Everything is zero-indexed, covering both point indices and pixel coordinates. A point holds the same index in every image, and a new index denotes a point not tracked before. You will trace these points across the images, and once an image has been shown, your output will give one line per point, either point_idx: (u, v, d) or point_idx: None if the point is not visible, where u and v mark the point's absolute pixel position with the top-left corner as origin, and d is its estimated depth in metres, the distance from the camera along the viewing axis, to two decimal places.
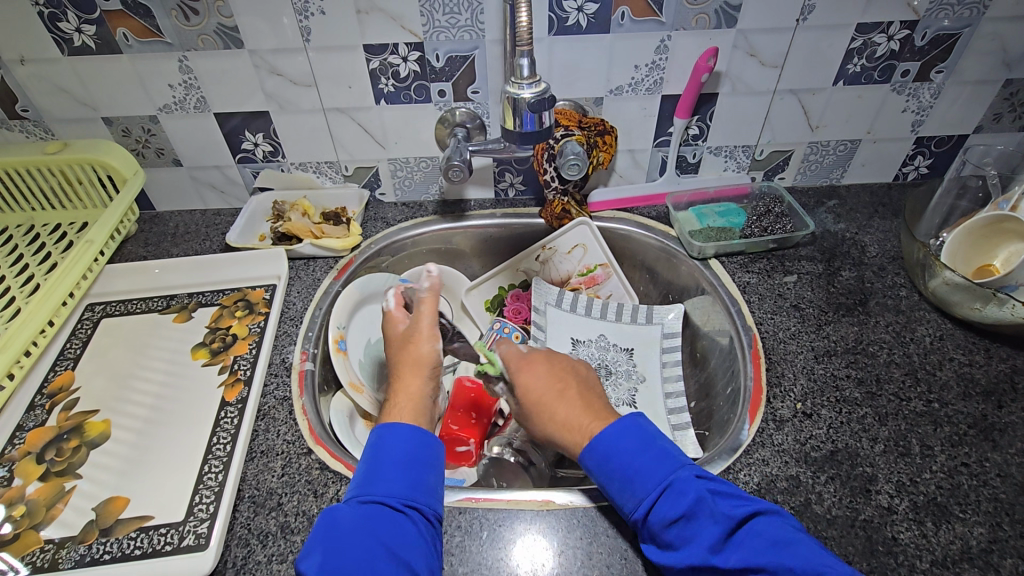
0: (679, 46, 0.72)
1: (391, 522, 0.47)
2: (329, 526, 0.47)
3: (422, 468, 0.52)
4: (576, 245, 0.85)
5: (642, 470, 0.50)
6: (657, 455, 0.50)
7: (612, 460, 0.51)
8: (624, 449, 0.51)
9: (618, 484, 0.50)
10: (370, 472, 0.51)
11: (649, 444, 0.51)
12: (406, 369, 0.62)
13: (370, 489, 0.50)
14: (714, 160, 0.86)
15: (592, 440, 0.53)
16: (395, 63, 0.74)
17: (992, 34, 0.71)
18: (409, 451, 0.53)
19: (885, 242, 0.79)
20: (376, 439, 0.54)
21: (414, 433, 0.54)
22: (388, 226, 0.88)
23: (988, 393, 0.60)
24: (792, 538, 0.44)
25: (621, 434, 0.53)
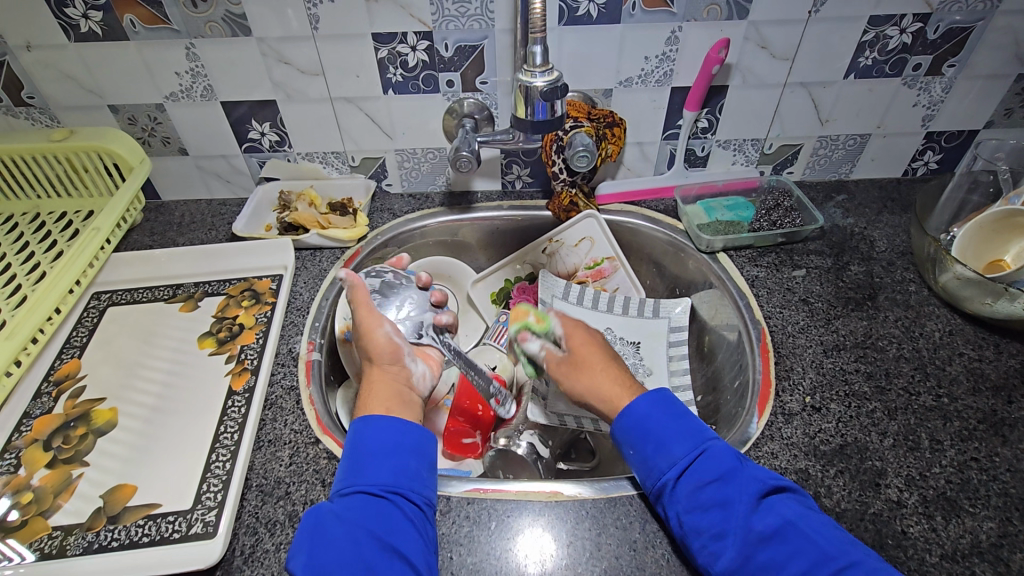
0: (690, 37, 0.71)
1: (375, 512, 0.48)
2: (316, 518, 0.48)
3: (403, 452, 0.53)
4: (582, 237, 0.85)
5: (662, 447, 0.51)
6: (677, 433, 0.52)
7: (637, 435, 0.53)
8: (648, 424, 0.53)
9: (640, 460, 0.52)
10: (352, 463, 0.52)
11: (671, 420, 0.53)
12: (367, 362, 0.62)
13: (352, 480, 0.50)
14: (722, 153, 0.86)
15: (622, 413, 0.55)
16: (403, 52, 0.73)
17: (1005, 28, 0.70)
18: (389, 437, 0.53)
19: (894, 236, 0.79)
20: (355, 429, 0.54)
21: (391, 418, 0.54)
22: (395, 218, 0.88)
23: (997, 388, 0.60)
24: (806, 517, 0.46)
25: (642, 407, 0.54)
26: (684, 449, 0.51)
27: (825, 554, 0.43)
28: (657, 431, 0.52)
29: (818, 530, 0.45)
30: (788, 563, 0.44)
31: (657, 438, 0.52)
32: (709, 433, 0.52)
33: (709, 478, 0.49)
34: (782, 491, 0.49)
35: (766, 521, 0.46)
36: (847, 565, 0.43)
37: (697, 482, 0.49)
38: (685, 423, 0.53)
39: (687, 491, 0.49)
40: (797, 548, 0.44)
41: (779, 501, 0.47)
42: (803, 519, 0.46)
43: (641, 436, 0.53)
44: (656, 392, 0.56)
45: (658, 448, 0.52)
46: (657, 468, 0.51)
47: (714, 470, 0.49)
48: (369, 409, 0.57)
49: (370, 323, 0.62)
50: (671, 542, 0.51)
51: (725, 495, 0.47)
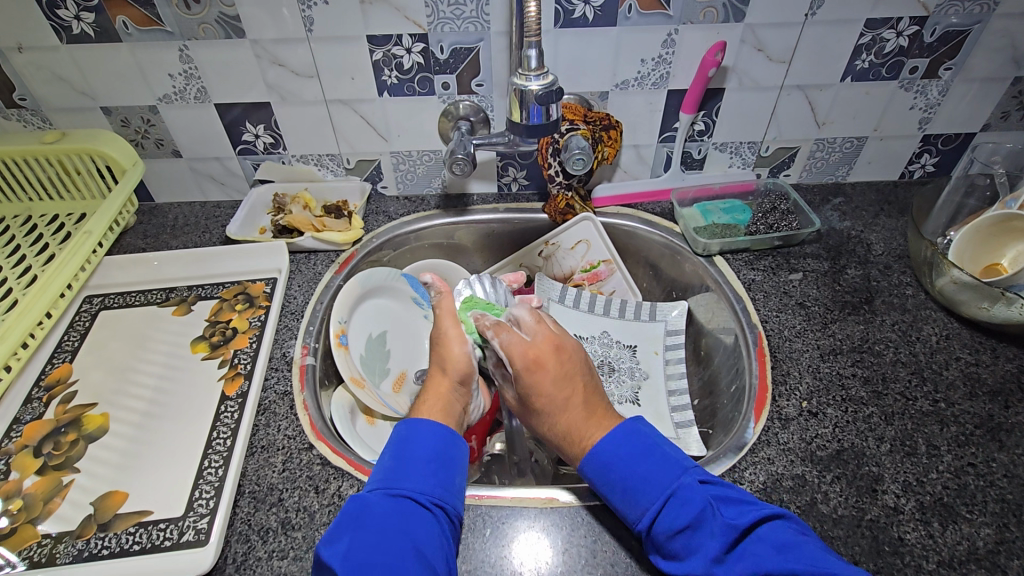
0: (687, 40, 0.71)
1: (416, 521, 0.46)
2: (357, 514, 0.46)
3: (451, 468, 0.52)
4: (579, 241, 0.85)
5: (628, 497, 0.49)
6: (644, 478, 0.49)
7: (603, 479, 0.51)
8: (611, 472, 0.50)
9: (615, 506, 0.51)
10: (398, 465, 0.50)
11: (632, 464, 0.50)
12: (433, 375, 0.60)
13: (398, 483, 0.49)
14: (719, 156, 0.85)
15: (587, 454, 0.52)
16: (398, 55, 0.73)
17: (1002, 31, 0.70)
18: (439, 449, 0.52)
19: (891, 240, 0.79)
20: (403, 431, 0.53)
21: (442, 430, 0.53)
22: (390, 220, 0.87)
23: (994, 393, 0.60)
24: (785, 546, 0.43)
25: (608, 447, 0.52)
26: (652, 497, 0.48)
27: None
28: (622, 476, 0.50)
29: (797, 561, 0.42)
30: None
31: (621, 487, 0.50)
32: (677, 471, 0.49)
33: (679, 526, 0.46)
34: (762, 518, 0.46)
35: (740, 568, 0.43)
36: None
37: (667, 535, 0.47)
38: (654, 460, 0.50)
39: (662, 539, 0.47)
40: None
41: (756, 541, 0.44)
42: (780, 556, 0.43)
43: (607, 483, 0.51)
44: (628, 425, 0.53)
45: (624, 496, 0.49)
46: (629, 518, 0.49)
47: (684, 516, 0.46)
48: (422, 413, 0.56)
49: (453, 336, 0.59)
50: None
51: (698, 543, 0.45)
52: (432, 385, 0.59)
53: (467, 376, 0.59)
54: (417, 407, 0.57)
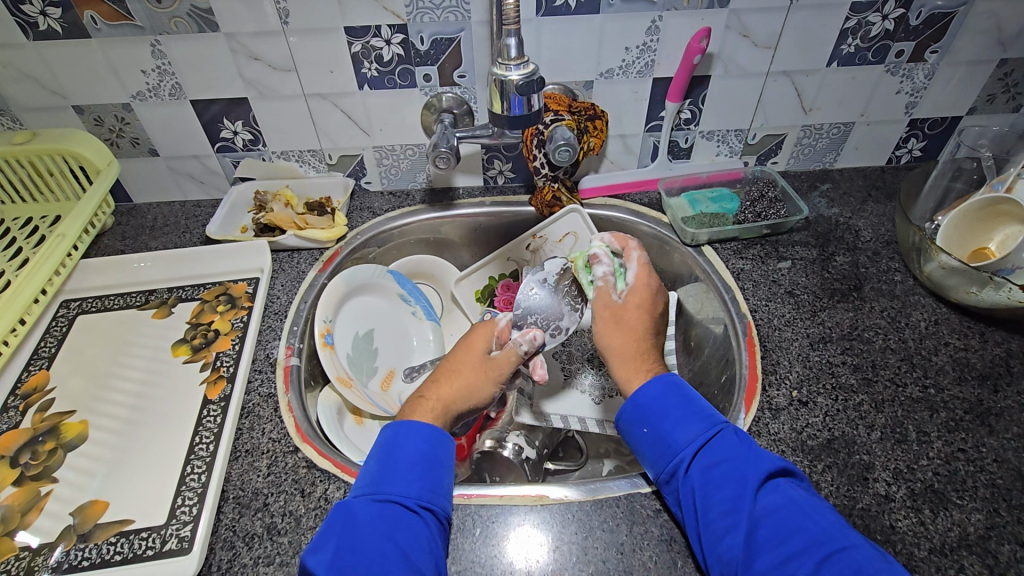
0: (671, 26, 0.70)
1: (403, 524, 0.46)
2: (343, 521, 0.45)
3: (440, 468, 0.51)
4: (567, 233, 0.83)
5: (679, 424, 0.51)
6: (691, 413, 0.51)
7: (650, 413, 0.52)
8: (664, 402, 0.52)
9: (654, 437, 0.52)
10: (384, 469, 0.49)
11: (684, 402, 0.52)
12: (441, 380, 0.59)
13: (384, 488, 0.48)
14: (706, 145, 0.85)
15: (632, 396, 0.54)
16: (377, 46, 0.71)
17: (987, 13, 0.70)
18: (426, 449, 0.51)
19: (878, 226, 0.78)
20: (389, 435, 0.52)
21: (429, 430, 0.53)
22: (374, 216, 0.86)
23: (984, 377, 0.60)
24: (808, 499, 0.45)
25: (651, 391, 0.53)
26: (701, 427, 0.50)
27: (827, 535, 0.42)
28: (672, 410, 0.52)
29: (822, 512, 0.44)
30: (790, 543, 0.42)
31: (674, 416, 0.52)
32: (720, 416, 0.52)
33: (725, 457, 0.48)
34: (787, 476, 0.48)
35: (770, 502, 0.45)
36: (846, 547, 0.41)
37: (710, 461, 0.48)
38: (698, 405, 0.52)
39: (700, 470, 0.48)
40: (804, 529, 0.43)
41: (786, 484, 0.47)
42: (804, 503, 0.45)
43: (658, 414, 0.52)
44: (672, 375, 0.55)
45: (676, 424, 0.51)
46: (674, 444, 0.50)
47: (727, 451, 0.48)
48: (415, 416, 0.56)
49: (466, 377, 0.59)
50: (659, 544, 0.50)
51: (738, 473, 0.47)
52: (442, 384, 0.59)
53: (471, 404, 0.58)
54: (412, 407, 0.57)
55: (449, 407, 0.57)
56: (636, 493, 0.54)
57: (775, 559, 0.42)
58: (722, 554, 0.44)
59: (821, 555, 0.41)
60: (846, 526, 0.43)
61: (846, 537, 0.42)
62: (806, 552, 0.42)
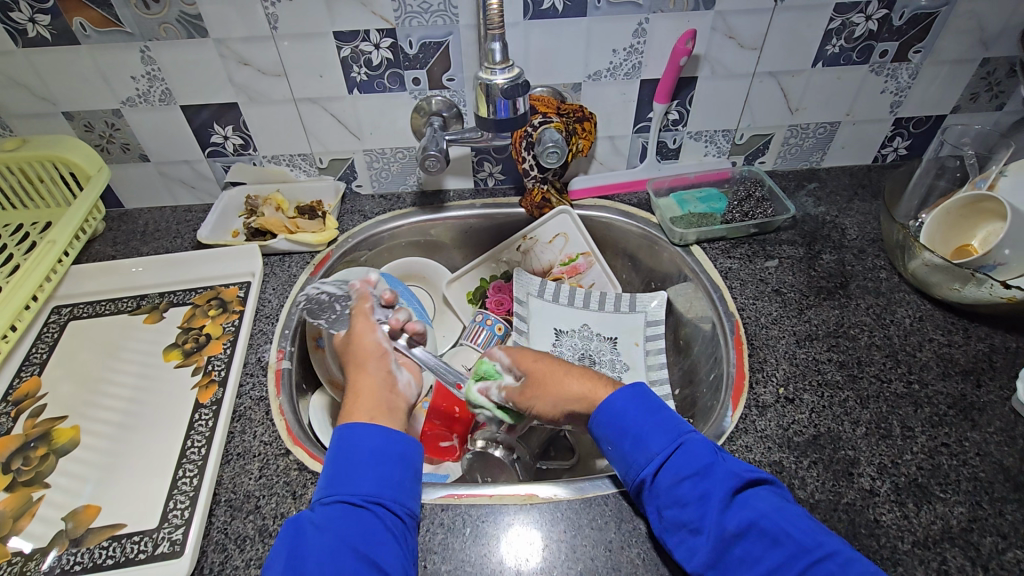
0: (657, 29, 0.71)
1: (351, 523, 0.47)
2: (295, 531, 0.47)
3: (389, 462, 0.50)
4: (556, 234, 0.86)
5: (641, 440, 0.51)
6: (653, 428, 0.51)
7: (613, 431, 0.52)
8: (623, 420, 0.52)
9: (621, 454, 0.51)
10: (335, 472, 0.50)
11: (646, 416, 0.52)
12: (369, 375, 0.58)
13: (334, 489, 0.49)
14: (694, 145, 0.85)
15: (596, 411, 0.54)
16: (366, 51, 0.72)
17: (969, 13, 0.71)
18: (377, 446, 0.51)
19: (865, 224, 0.79)
20: (337, 438, 0.52)
21: (384, 428, 0.52)
22: (366, 219, 0.86)
23: (967, 372, 0.61)
24: (781, 509, 0.45)
25: (610, 409, 0.53)
26: (662, 443, 0.50)
27: (802, 547, 0.43)
28: (635, 425, 0.51)
29: (791, 523, 0.44)
30: (761, 559, 0.43)
31: (633, 433, 0.51)
32: (686, 426, 0.51)
33: (686, 472, 0.48)
34: (759, 482, 0.48)
35: (739, 518, 0.45)
36: (823, 557, 0.42)
37: (674, 478, 0.48)
38: (661, 417, 0.52)
39: (665, 488, 0.48)
40: (773, 543, 0.44)
41: (756, 493, 0.47)
42: (775, 515, 0.45)
43: (619, 432, 0.52)
44: (630, 389, 0.54)
45: (636, 443, 0.51)
46: (636, 463, 0.50)
47: (691, 464, 0.48)
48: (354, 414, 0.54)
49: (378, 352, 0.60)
50: (647, 541, 0.51)
51: (703, 490, 0.47)
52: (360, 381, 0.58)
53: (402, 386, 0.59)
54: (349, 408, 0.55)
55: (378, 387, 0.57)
56: (626, 492, 0.54)
57: None
58: (695, 568, 0.46)
59: (798, 569, 0.42)
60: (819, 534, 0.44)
61: (823, 546, 0.43)
62: (778, 571, 0.42)
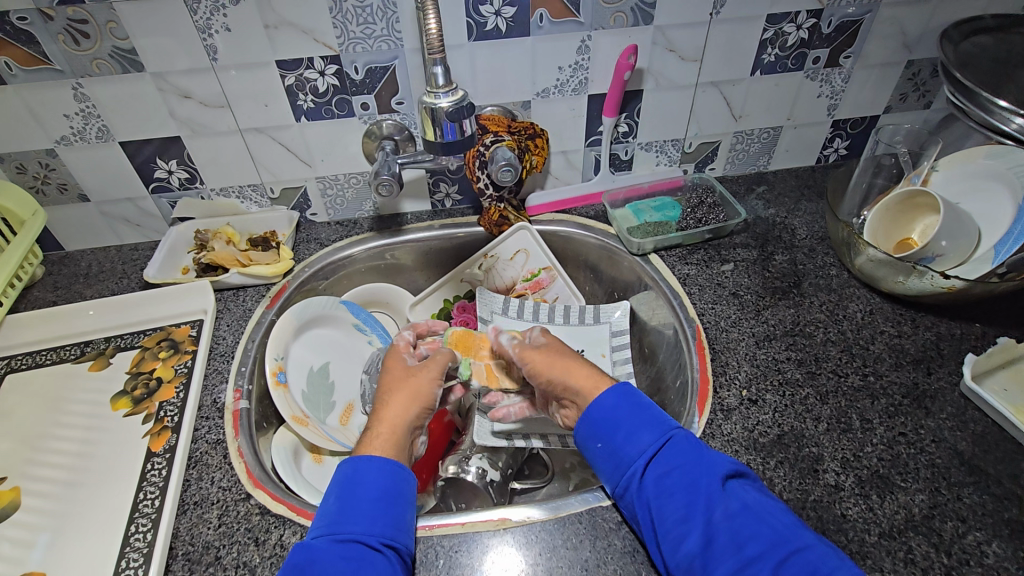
0: (600, 45, 0.73)
1: (367, 562, 0.45)
2: (306, 563, 0.44)
3: (395, 501, 0.50)
4: (517, 250, 0.86)
5: (631, 434, 0.52)
6: (644, 422, 0.52)
7: (602, 428, 0.54)
8: (615, 416, 0.53)
9: (611, 450, 0.52)
10: (344, 507, 0.49)
11: (636, 412, 0.53)
12: (398, 405, 0.57)
13: (344, 526, 0.47)
14: (645, 155, 0.87)
15: (589, 407, 0.55)
16: (312, 78, 0.71)
17: (890, 19, 0.75)
18: (387, 485, 0.51)
19: (812, 223, 0.82)
20: (348, 470, 0.51)
21: (389, 466, 0.52)
22: (322, 247, 0.85)
23: (918, 361, 0.63)
24: (762, 501, 0.46)
25: (604, 404, 0.54)
26: (652, 436, 0.51)
27: (782, 537, 0.43)
28: (625, 420, 0.53)
29: (772, 513, 0.45)
30: (746, 545, 0.43)
31: (624, 428, 0.53)
32: (673, 423, 0.53)
33: (675, 464, 0.49)
34: (741, 477, 0.49)
35: (726, 505, 0.46)
36: (803, 547, 0.42)
37: (662, 469, 0.49)
38: (650, 413, 0.53)
39: (653, 479, 0.49)
40: (758, 529, 0.44)
41: (740, 486, 0.48)
42: (758, 505, 0.45)
43: (609, 428, 0.53)
44: (621, 387, 0.56)
45: (628, 436, 0.52)
46: (626, 457, 0.51)
47: (679, 456, 0.50)
48: (371, 443, 0.54)
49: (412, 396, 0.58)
50: (622, 556, 0.51)
51: (690, 479, 0.48)
52: (392, 404, 0.58)
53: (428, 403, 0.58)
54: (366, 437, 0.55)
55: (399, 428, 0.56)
56: (599, 508, 0.54)
57: (731, 565, 0.43)
58: (681, 562, 0.45)
59: (779, 556, 0.42)
60: (797, 526, 0.44)
61: (801, 536, 0.43)
62: (760, 558, 0.42)
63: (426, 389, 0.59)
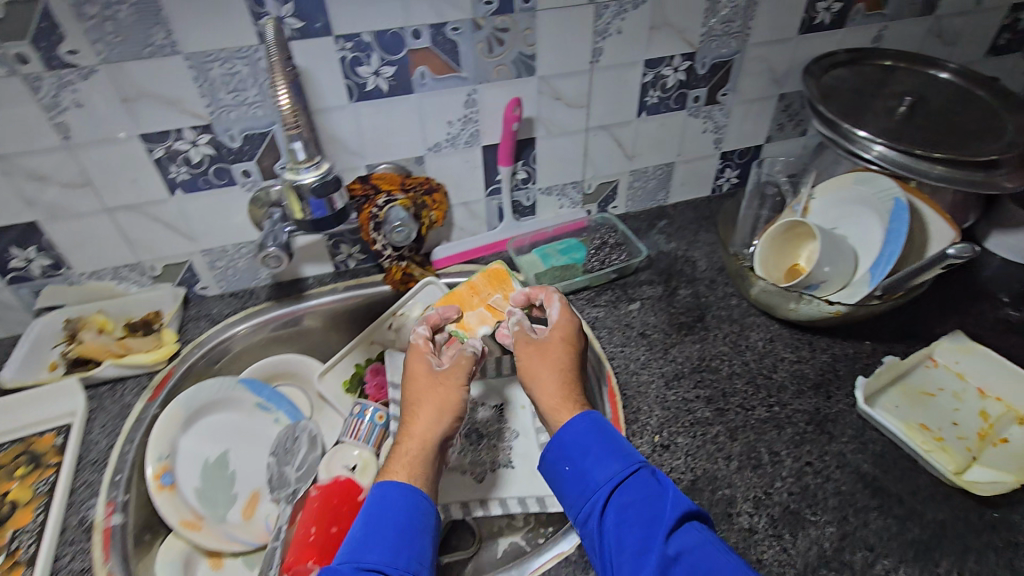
0: (486, 98, 0.73)
1: None
2: None
3: (415, 533, 0.50)
4: (427, 305, 0.83)
5: (597, 463, 0.51)
6: (612, 449, 0.51)
7: (570, 452, 0.52)
8: (582, 443, 0.52)
9: (578, 475, 0.51)
10: (370, 533, 0.49)
11: (604, 441, 0.52)
12: (427, 417, 0.57)
13: (366, 555, 0.47)
14: (547, 200, 0.87)
15: (558, 431, 0.53)
16: (183, 149, 0.67)
17: (758, 58, 0.79)
18: (412, 516, 0.51)
19: (712, 254, 0.84)
20: (377, 495, 0.52)
21: (416, 496, 0.52)
22: (215, 324, 0.79)
23: (817, 385, 0.65)
24: (718, 543, 0.44)
25: (573, 428, 0.53)
26: (619, 465, 0.50)
27: None
28: (593, 446, 0.52)
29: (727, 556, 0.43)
30: None
31: (591, 455, 0.51)
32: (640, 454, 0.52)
33: (639, 495, 0.48)
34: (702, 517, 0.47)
35: (681, 544, 0.44)
36: None
37: (626, 499, 0.48)
38: (618, 443, 0.52)
39: (615, 509, 0.48)
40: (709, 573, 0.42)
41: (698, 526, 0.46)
42: (712, 548, 0.44)
43: (578, 453, 0.52)
44: (592, 414, 0.54)
45: (597, 461, 0.51)
46: (592, 484, 0.50)
47: (642, 488, 0.48)
48: (390, 468, 0.54)
49: (432, 406, 0.57)
50: None
51: (650, 513, 0.47)
52: (420, 417, 0.57)
53: (454, 419, 0.58)
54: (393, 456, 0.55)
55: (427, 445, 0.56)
56: None
57: None
58: None
59: None
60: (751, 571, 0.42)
61: None
62: None
63: (453, 397, 0.58)
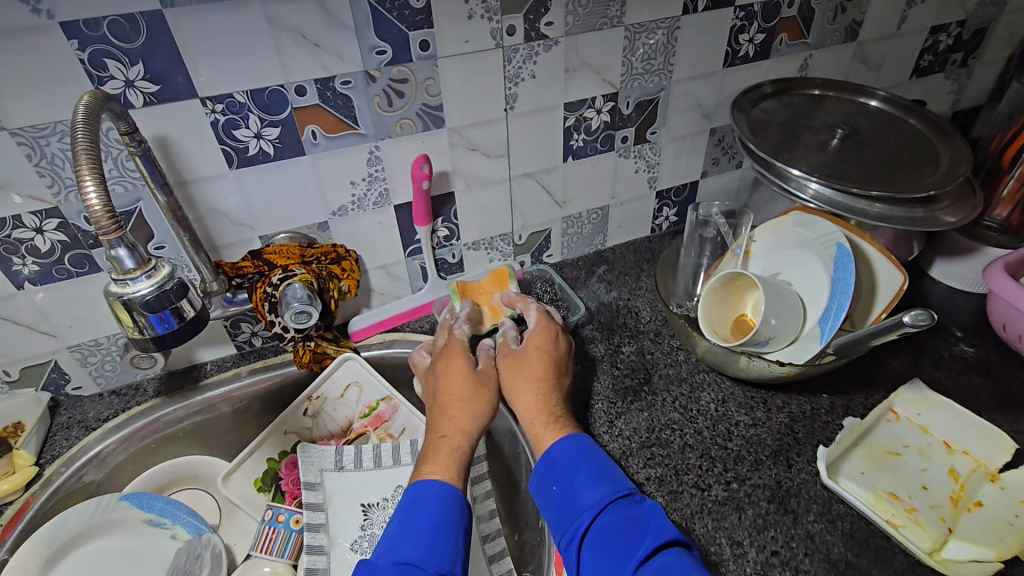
0: (391, 154, 0.65)
1: None
2: None
3: (451, 530, 0.50)
4: (349, 383, 0.74)
5: (582, 487, 0.51)
6: (600, 472, 0.52)
7: (556, 474, 0.53)
8: (569, 464, 0.53)
9: (563, 497, 0.52)
10: (404, 530, 0.49)
11: (593, 464, 0.53)
12: (452, 415, 0.57)
13: (402, 549, 0.48)
14: (475, 255, 0.80)
15: (546, 450, 0.55)
16: (25, 238, 0.56)
17: (684, 94, 0.75)
18: (445, 513, 0.50)
19: (655, 302, 0.78)
20: (412, 493, 0.52)
21: (450, 494, 0.52)
22: (90, 431, 0.67)
23: (777, 453, 0.58)
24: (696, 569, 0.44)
25: (562, 450, 0.54)
26: (602, 490, 0.50)
27: None
28: (580, 471, 0.52)
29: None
30: None
31: (578, 479, 0.52)
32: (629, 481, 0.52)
33: (621, 518, 0.48)
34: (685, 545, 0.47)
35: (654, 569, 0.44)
36: None
37: (608, 522, 0.48)
38: (606, 470, 0.53)
39: (598, 533, 0.48)
40: None
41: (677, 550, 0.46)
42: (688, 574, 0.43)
43: (569, 473, 0.52)
44: (581, 437, 0.55)
45: (586, 483, 0.51)
46: (575, 507, 0.50)
47: (626, 513, 0.49)
48: (432, 461, 0.54)
49: (471, 398, 0.58)
50: None
51: (630, 535, 0.47)
52: (454, 414, 0.58)
53: (489, 420, 0.59)
54: (435, 448, 0.55)
55: (465, 443, 0.56)
56: None
57: None
58: None
59: None
60: None
61: None
62: None
63: (487, 398, 0.59)
